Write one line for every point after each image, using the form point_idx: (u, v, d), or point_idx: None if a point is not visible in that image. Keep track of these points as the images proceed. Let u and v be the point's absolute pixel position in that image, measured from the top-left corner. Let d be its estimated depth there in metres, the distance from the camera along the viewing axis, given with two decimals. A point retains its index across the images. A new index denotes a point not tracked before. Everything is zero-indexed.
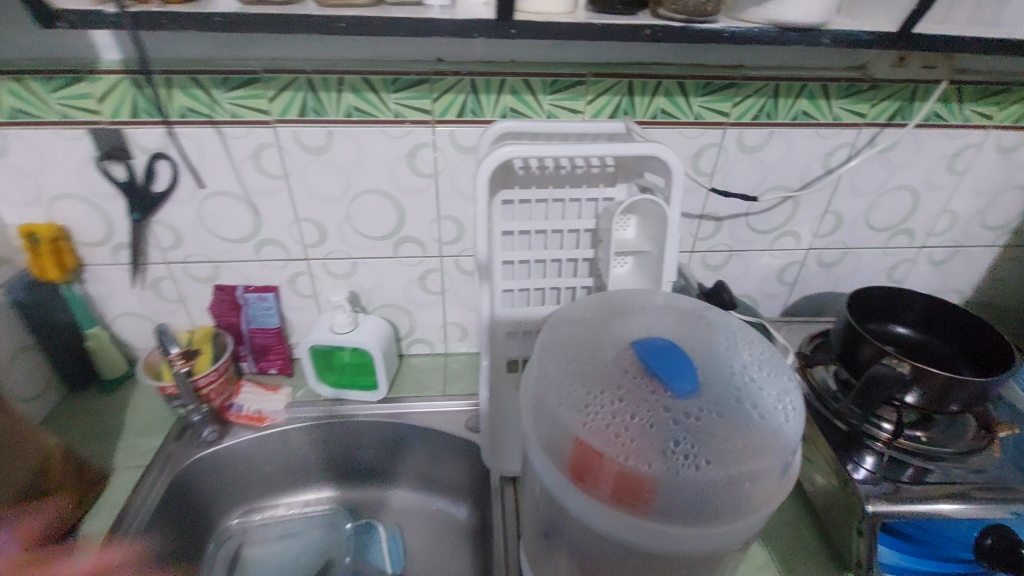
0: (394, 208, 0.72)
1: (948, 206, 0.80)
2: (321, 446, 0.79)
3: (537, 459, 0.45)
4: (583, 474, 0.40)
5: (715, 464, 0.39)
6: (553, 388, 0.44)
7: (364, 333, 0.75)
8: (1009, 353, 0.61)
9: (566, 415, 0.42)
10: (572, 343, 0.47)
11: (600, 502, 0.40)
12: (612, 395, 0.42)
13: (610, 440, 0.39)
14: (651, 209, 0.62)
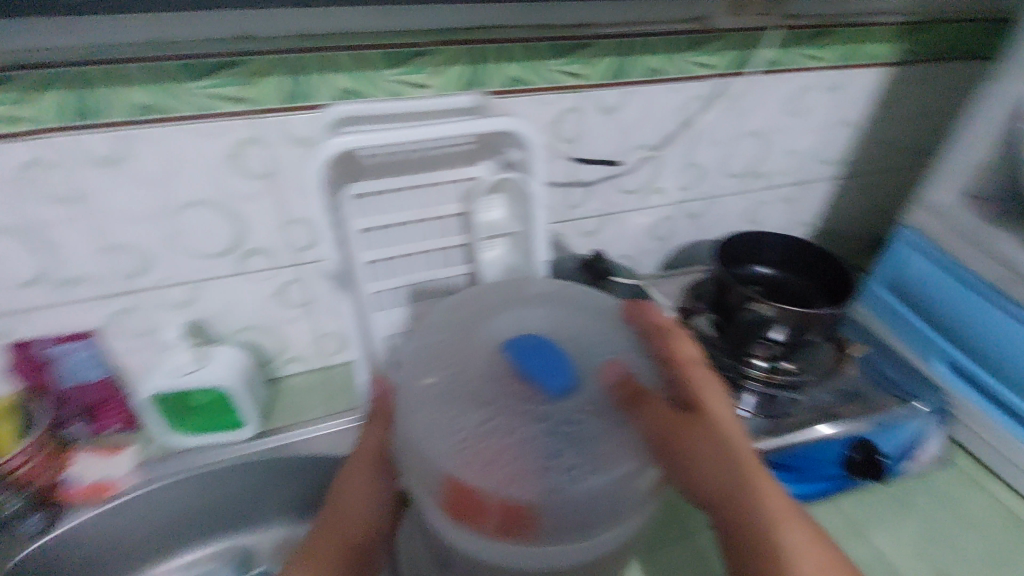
0: (226, 219, 0.61)
1: (790, 147, 0.85)
2: (190, 503, 0.68)
3: (416, 493, 0.42)
4: (461, 510, 0.38)
5: (595, 472, 0.38)
6: (422, 415, 0.41)
7: (216, 368, 0.64)
8: (852, 281, 0.67)
9: (435, 450, 0.39)
10: (440, 356, 0.44)
11: (482, 532, 0.39)
12: (485, 417, 0.40)
13: (484, 471, 0.37)
14: (515, 188, 0.59)
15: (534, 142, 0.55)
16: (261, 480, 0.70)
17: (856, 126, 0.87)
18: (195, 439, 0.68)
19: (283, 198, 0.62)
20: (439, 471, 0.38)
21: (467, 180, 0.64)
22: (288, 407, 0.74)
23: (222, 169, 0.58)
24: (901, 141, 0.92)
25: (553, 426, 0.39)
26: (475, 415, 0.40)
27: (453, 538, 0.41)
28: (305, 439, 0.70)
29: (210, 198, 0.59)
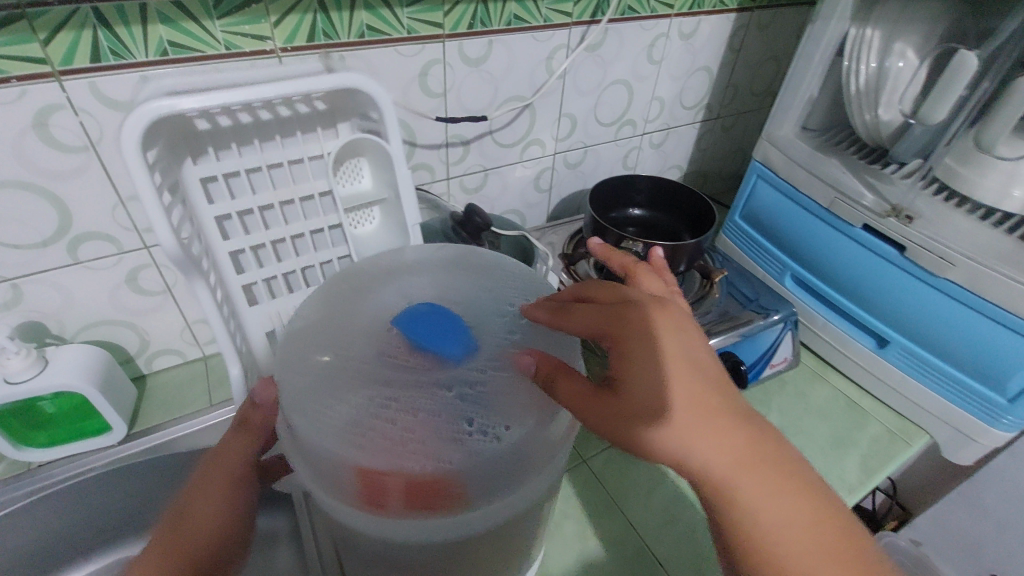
0: (46, 203, 0.53)
1: (655, 93, 0.89)
2: (56, 523, 0.62)
3: (328, 506, 0.39)
4: (380, 501, 0.36)
5: (512, 426, 0.39)
6: (312, 410, 0.39)
7: (62, 371, 0.57)
8: (710, 211, 0.73)
9: (341, 447, 0.37)
10: (316, 347, 0.43)
11: (406, 521, 0.36)
12: (384, 397, 0.40)
13: (396, 452, 0.36)
14: (376, 151, 0.59)
15: (382, 98, 0.54)
16: (142, 483, 0.65)
17: (712, 71, 0.93)
18: (52, 452, 0.61)
19: (115, 173, 0.55)
20: (347, 464, 0.36)
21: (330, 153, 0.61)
22: (164, 405, 0.68)
23: (27, 144, 0.50)
24: (751, 84, 1.00)
25: (449, 394, 0.40)
26: (376, 397, 0.40)
27: (381, 541, 0.38)
28: (186, 434, 0.65)
29: (20, 179, 0.51)
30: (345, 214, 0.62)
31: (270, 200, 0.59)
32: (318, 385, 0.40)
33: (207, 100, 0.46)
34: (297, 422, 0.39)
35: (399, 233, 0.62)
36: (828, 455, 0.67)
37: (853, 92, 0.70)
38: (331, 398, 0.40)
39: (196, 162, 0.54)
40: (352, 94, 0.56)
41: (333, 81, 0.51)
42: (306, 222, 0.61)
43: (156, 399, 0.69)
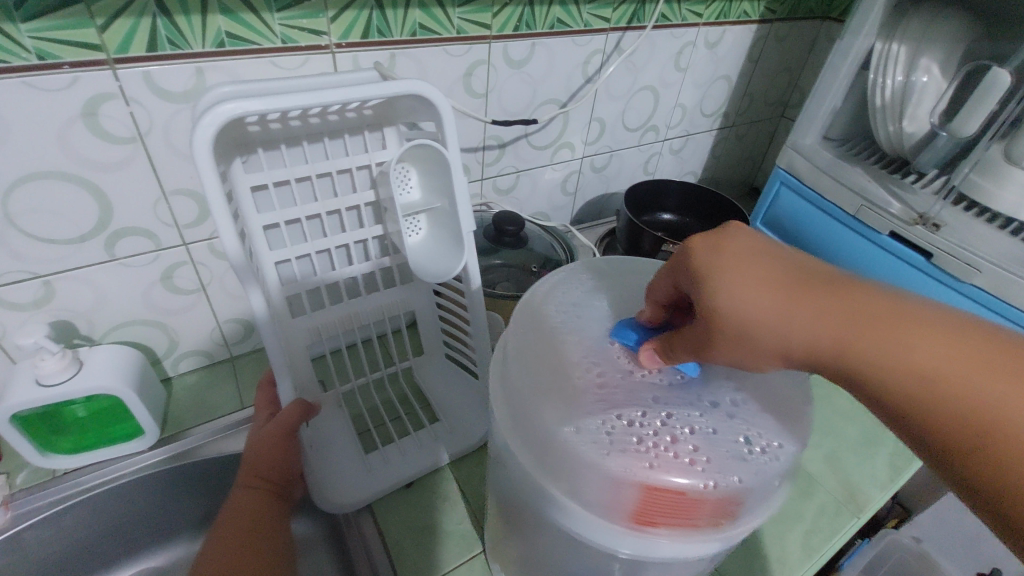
0: (89, 195, 0.51)
1: (679, 100, 0.91)
2: (80, 534, 0.59)
3: (569, 517, 0.36)
4: (652, 517, 0.33)
5: (784, 442, 0.36)
6: (530, 417, 0.37)
7: (95, 372, 0.54)
8: (741, 216, 0.74)
9: (611, 460, 0.33)
10: (515, 359, 0.40)
11: (668, 536, 0.34)
12: (628, 411, 0.35)
13: (685, 470, 0.33)
14: (432, 158, 0.52)
15: (440, 104, 0.49)
16: (174, 489, 0.63)
17: (731, 81, 0.96)
18: (79, 459, 0.58)
19: (160, 166, 0.53)
20: (611, 476, 0.33)
21: (378, 164, 0.57)
22: (193, 407, 0.66)
23: (75, 134, 0.48)
24: (765, 94, 1.03)
25: (658, 400, 0.36)
26: (620, 403, 0.36)
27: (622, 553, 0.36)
28: (218, 438, 0.63)
29: (65, 171, 0.49)
30: (400, 221, 0.54)
31: (316, 211, 0.55)
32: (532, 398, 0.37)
33: (276, 104, 0.42)
34: (512, 427, 0.38)
35: (454, 245, 0.55)
36: (860, 454, 0.68)
37: (878, 105, 0.72)
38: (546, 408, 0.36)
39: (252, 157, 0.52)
40: (404, 104, 0.52)
41: (398, 89, 0.47)
42: (350, 234, 0.58)
43: (185, 400, 0.66)
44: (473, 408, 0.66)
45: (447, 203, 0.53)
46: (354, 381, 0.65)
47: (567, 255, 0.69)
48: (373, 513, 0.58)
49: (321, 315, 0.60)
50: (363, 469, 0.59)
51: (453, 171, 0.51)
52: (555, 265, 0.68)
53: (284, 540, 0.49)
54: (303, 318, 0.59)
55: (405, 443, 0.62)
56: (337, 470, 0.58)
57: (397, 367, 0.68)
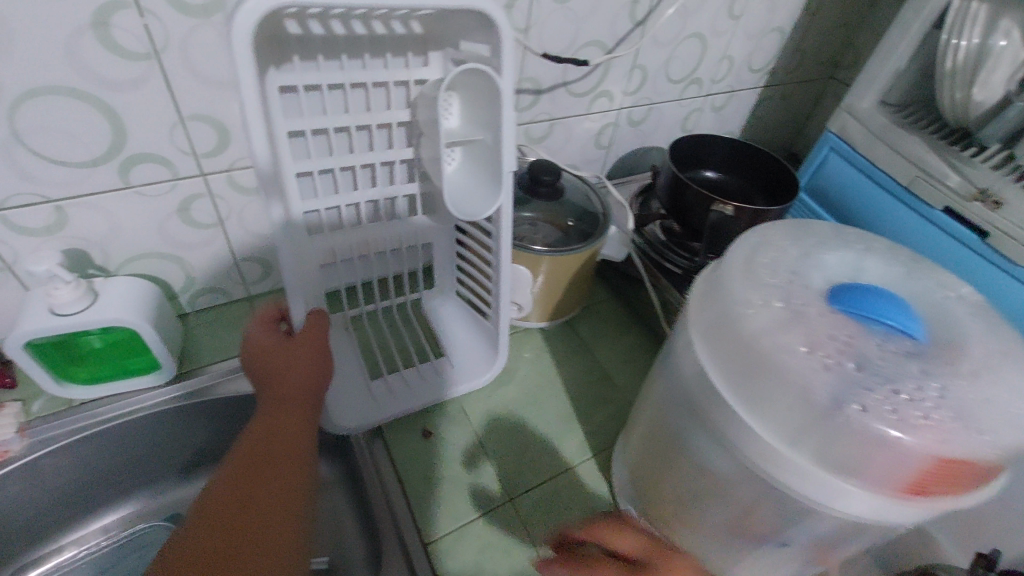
0: (100, 114, 0.47)
1: (727, 52, 0.85)
2: (99, 464, 0.59)
3: (826, 494, 0.33)
4: (929, 487, 0.32)
5: None
6: (780, 387, 0.33)
7: (111, 304, 0.53)
8: (791, 181, 0.69)
9: (902, 435, 0.30)
10: (728, 331, 0.36)
11: (941, 501, 0.33)
12: (903, 384, 0.32)
13: (981, 442, 0.31)
14: (480, 85, 0.48)
15: (501, 25, 0.44)
16: (189, 425, 0.62)
17: (784, 33, 0.89)
18: (94, 390, 0.57)
19: (178, 89, 0.49)
20: (902, 451, 0.30)
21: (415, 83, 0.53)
22: (209, 345, 0.64)
23: (86, 46, 0.44)
24: (818, 50, 0.96)
25: (917, 373, 0.32)
26: (892, 376, 0.32)
27: (859, 518, 0.35)
28: (236, 378, 0.62)
29: (75, 87, 0.45)
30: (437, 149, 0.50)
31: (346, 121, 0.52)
32: (779, 376, 0.33)
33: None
34: (748, 403, 0.34)
35: (487, 183, 0.52)
36: None
37: (948, 69, 0.66)
38: (807, 387, 0.32)
39: (279, 75, 0.48)
40: (455, 18, 0.47)
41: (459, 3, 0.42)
42: (376, 154, 0.55)
43: (202, 338, 0.65)
44: (487, 350, 0.65)
45: (490, 135, 0.50)
46: (365, 313, 0.64)
47: (605, 211, 0.65)
48: (387, 447, 0.59)
49: (339, 237, 0.58)
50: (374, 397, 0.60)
51: (505, 103, 0.47)
52: (590, 217, 0.65)
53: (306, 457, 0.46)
54: (319, 237, 0.57)
55: (414, 376, 0.62)
56: (346, 395, 0.59)
57: (410, 297, 0.67)
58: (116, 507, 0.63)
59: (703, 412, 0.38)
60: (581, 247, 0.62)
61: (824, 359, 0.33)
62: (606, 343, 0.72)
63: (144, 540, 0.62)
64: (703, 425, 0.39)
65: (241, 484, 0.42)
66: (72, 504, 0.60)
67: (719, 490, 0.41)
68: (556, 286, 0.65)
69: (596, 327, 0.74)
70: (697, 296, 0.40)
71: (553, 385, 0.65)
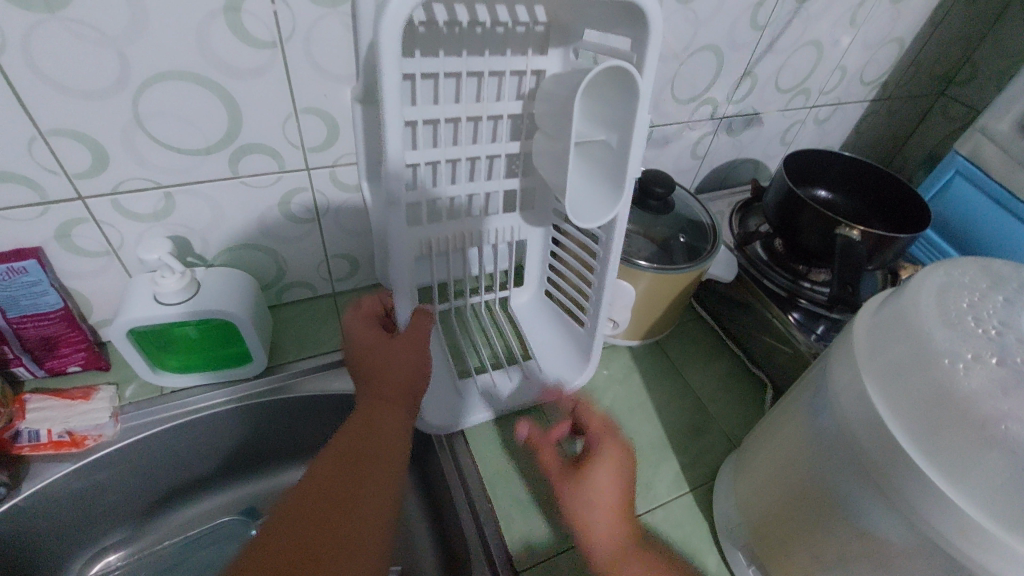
0: (219, 102, 0.46)
1: (841, 62, 0.79)
2: (185, 455, 0.59)
3: None
4: None
5: None
6: (995, 459, 0.29)
7: (212, 296, 0.52)
8: (919, 205, 0.64)
9: None
10: (921, 384, 0.32)
11: None
12: None
13: None
14: (614, 81, 0.42)
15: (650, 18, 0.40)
16: (271, 422, 0.61)
17: (903, 44, 0.82)
18: (185, 379, 0.56)
19: (296, 80, 0.48)
20: None
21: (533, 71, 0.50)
22: (295, 341, 0.63)
23: (215, 32, 0.42)
24: (936, 63, 0.89)
25: None
26: None
27: None
28: (321, 378, 0.61)
29: (199, 74, 0.44)
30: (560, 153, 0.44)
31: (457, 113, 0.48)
32: (992, 436, 0.29)
33: None
34: (950, 472, 0.30)
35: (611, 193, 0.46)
36: None
37: None
38: None
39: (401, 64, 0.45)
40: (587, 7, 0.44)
41: None
42: (486, 146, 0.52)
43: (289, 333, 0.64)
44: (576, 357, 0.62)
45: (615, 138, 0.44)
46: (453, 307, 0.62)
47: (712, 223, 0.63)
48: (472, 452, 0.56)
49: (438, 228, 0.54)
50: (461, 396, 0.58)
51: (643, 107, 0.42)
52: (698, 230, 0.63)
53: (404, 454, 0.42)
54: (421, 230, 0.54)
55: (500, 376, 0.60)
56: (433, 393, 0.57)
57: (497, 296, 0.64)
58: (195, 496, 0.63)
59: (879, 472, 0.33)
60: (688, 265, 0.58)
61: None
62: (698, 369, 0.68)
63: (222, 534, 0.63)
64: (872, 483, 0.34)
65: (335, 469, 0.38)
66: (157, 492, 0.60)
67: (877, 562, 0.36)
68: (655, 304, 0.62)
69: (685, 350, 0.70)
70: (861, 335, 0.38)
71: (644, 410, 0.62)
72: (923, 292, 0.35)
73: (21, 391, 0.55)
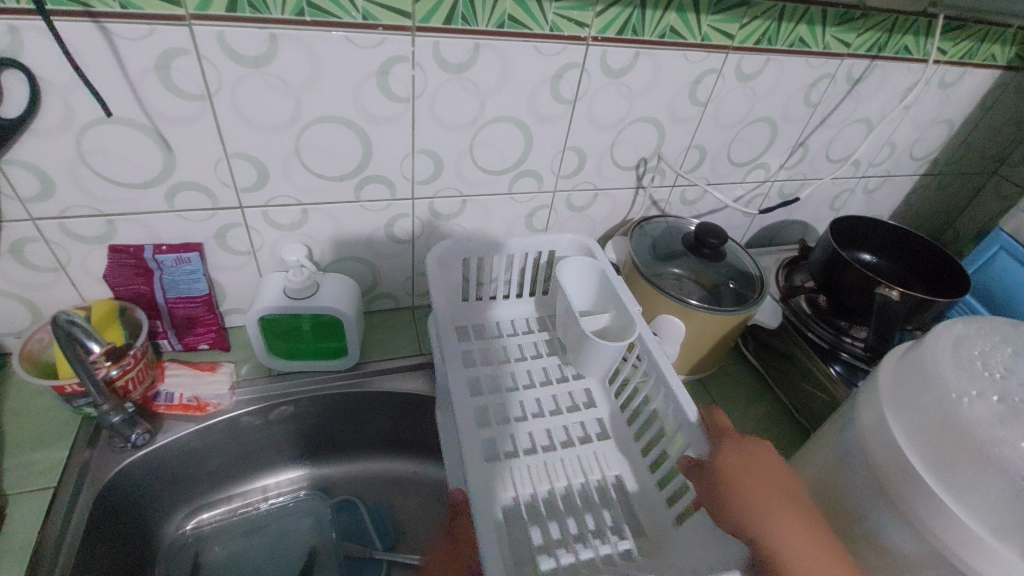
0: (357, 141, 0.58)
1: (891, 138, 0.85)
2: (280, 431, 0.69)
3: None
4: None
5: None
6: (987, 478, 0.34)
7: (326, 295, 0.62)
8: (960, 275, 0.69)
9: None
10: (933, 415, 0.38)
11: None
12: None
13: None
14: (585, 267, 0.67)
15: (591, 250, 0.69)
16: (352, 412, 0.71)
17: (953, 125, 0.88)
18: (291, 365, 0.66)
19: (418, 129, 0.59)
20: None
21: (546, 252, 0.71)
22: (379, 345, 0.73)
23: (367, 88, 0.54)
24: (989, 144, 0.93)
25: None
26: None
27: None
28: (397, 378, 0.70)
29: (349, 119, 0.56)
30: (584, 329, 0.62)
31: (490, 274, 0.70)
32: (985, 457, 0.34)
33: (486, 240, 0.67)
34: (953, 490, 0.36)
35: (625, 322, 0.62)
36: None
37: None
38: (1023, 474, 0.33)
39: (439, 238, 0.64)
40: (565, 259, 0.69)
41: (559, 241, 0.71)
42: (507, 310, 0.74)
43: (374, 336, 0.74)
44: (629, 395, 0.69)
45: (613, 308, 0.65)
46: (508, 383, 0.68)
47: (760, 269, 0.71)
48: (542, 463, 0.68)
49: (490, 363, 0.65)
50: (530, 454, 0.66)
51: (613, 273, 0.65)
52: (746, 279, 0.70)
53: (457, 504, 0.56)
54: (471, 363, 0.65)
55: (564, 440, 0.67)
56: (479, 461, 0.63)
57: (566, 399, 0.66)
58: (281, 471, 0.73)
59: (894, 491, 0.39)
60: (736, 308, 0.65)
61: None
62: (737, 408, 0.74)
63: (298, 507, 0.73)
64: (888, 498, 0.40)
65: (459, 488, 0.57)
66: (250, 461, 0.70)
67: (897, 571, 0.41)
68: (706, 342, 0.69)
69: (726, 392, 0.76)
70: (886, 375, 0.44)
71: None
72: (941, 340, 0.41)
73: (161, 360, 0.67)
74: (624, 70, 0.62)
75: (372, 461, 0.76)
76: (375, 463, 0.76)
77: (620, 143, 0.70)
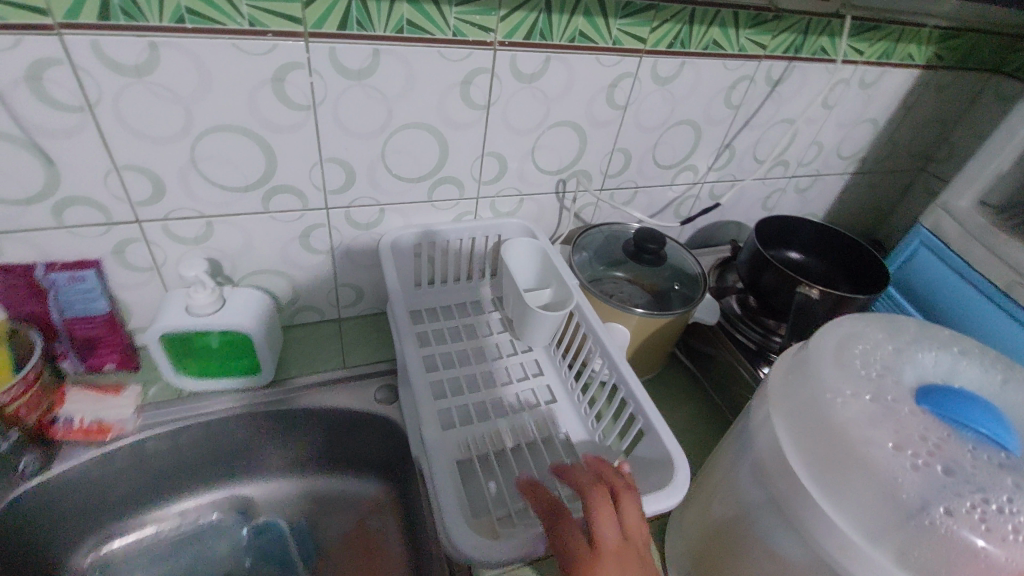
0: (259, 150, 0.56)
1: (816, 138, 0.87)
2: (191, 454, 0.67)
3: None
4: None
5: None
6: (858, 481, 0.35)
7: (234, 310, 0.60)
8: (879, 271, 0.70)
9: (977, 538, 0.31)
10: (811, 416, 0.38)
11: None
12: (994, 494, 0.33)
13: None
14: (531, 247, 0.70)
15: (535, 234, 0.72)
16: (271, 429, 0.68)
17: (877, 125, 0.90)
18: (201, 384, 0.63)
19: (323, 137, 0.58)
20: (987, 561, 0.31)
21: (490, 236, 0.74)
22: (300, 358, 0.71)
23: (262, 96, 0.53)
24: (913, 143, 0.96)
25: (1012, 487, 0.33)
26: (981, 484, 0.33)
27: None
28: (319, 392, 0.68)
29: (247, 127, 0.54)
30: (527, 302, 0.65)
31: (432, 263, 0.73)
32: (855, 460, 0.35)
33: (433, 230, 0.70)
34: (831, 495, 0.36)
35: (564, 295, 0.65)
36: None
37: None
38: (889, 477, 0.34)
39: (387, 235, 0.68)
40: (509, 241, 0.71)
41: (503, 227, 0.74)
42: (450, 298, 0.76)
43: (295, 349, 0.72)
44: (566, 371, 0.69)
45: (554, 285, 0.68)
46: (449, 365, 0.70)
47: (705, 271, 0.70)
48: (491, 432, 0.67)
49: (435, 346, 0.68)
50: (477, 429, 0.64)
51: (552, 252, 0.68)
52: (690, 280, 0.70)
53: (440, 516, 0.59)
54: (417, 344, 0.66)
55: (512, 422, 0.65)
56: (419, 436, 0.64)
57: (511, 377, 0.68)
58: (198, 491, 0.70)
59: (779, 497, 0.39)
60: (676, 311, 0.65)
61: (913, 458, 0.34)
62: (666, 410, 0.73)
63: (219, 529, 0.70)
64: (776, 507, 0.40)
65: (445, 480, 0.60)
66: (162, 484, 0.67)
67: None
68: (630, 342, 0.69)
69: (656, 393, 0.76)
70: (776, 374, 0.44)
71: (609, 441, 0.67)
72: (827, 338, 0.42)
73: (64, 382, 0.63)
74: (537, 75, 0.61)
75: (295, 480, 0.74)
76: (299, 482, 0.74)
77: (540, 148, 0.69)
